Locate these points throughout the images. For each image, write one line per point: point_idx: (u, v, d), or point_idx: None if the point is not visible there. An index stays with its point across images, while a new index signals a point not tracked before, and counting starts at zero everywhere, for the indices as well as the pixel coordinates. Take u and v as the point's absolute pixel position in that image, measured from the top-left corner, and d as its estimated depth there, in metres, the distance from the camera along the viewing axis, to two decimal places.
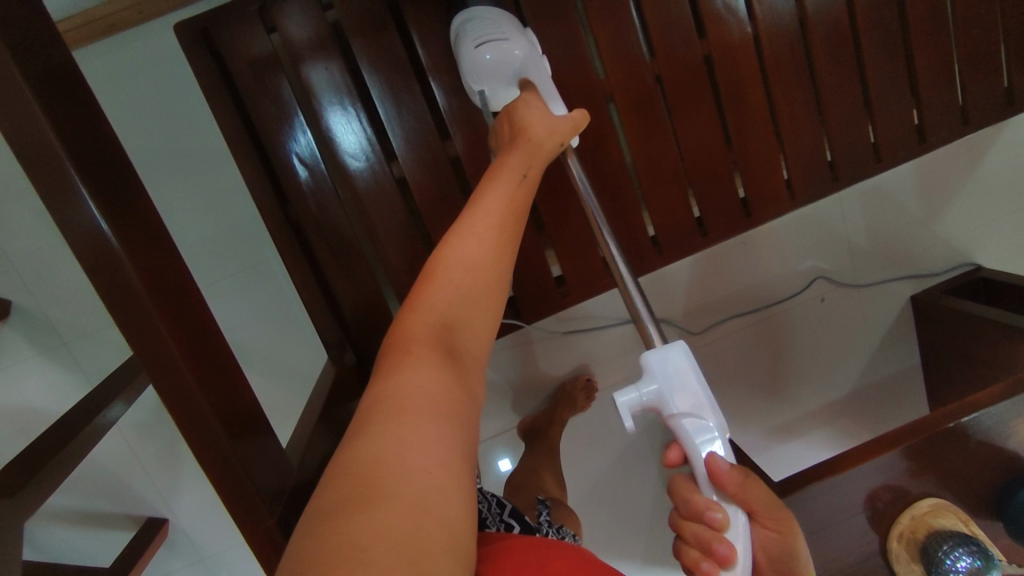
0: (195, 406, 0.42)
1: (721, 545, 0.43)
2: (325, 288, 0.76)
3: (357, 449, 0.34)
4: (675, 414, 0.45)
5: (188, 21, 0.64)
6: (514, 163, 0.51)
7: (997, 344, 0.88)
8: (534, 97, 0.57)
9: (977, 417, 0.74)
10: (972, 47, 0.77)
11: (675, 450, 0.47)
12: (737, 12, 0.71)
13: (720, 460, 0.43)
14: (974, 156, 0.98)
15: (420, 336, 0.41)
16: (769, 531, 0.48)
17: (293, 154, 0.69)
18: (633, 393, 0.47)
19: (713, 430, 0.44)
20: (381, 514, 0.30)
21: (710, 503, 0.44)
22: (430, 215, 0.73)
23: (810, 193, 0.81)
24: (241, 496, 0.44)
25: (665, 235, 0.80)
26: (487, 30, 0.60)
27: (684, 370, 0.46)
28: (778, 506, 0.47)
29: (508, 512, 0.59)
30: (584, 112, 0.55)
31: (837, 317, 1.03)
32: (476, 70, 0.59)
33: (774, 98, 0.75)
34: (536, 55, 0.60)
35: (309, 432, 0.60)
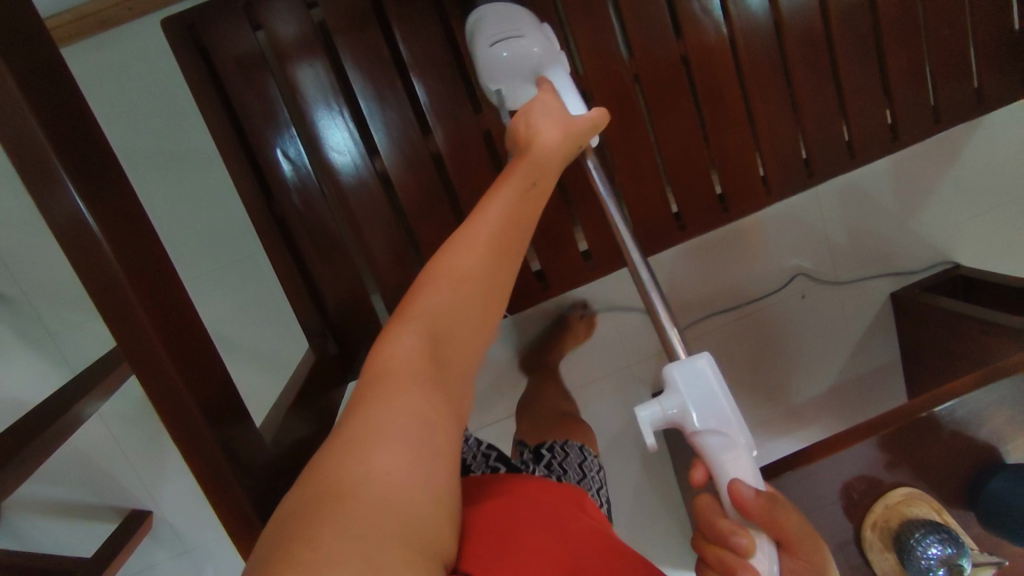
0: (166, 383, 0.42)
1: (745, 571, 0.45)
2: (307, 278, 0.77)
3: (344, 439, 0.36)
4: (697, 432, 0.46)
5: (175, 17, 0.65)
6: (528, 167, 0.51)
7: (972, 338, 0.90)
8: (551, 96, 0.56)
9: (949, 406, 0.76)
10: (943, 49, 0.80)
11: (700, 470, 0.49)
12: (712, 12, 0.73)
13: (744, 487, 0.45)
14: (949, 156, 1.01)
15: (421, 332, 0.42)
16: (797, 559, 0.46)
17: (277, 149, 0.70)
18: (657, 409, 0.47)
19: (737, 452, 0.46)
20: (349, 511, 0.32)
21: (735, 528, 0.45)
22: (412, 209, 0.74)
23: (785, 190, 0.82)
24: (220, 481, 0.45)
25: (643, 229, 0.81)
26: (504, 27, 0.61)
27: (710, 390, 0.46)
28: (808, 535, 0.46)
29: (496, 457, 0.63)
30: (604, 113, 0.55)
31: (816, 314, 1.05)
32: (491, 68, 0.61)
33: (750, 97, 0.77)
34: (554, 51, 0.60)
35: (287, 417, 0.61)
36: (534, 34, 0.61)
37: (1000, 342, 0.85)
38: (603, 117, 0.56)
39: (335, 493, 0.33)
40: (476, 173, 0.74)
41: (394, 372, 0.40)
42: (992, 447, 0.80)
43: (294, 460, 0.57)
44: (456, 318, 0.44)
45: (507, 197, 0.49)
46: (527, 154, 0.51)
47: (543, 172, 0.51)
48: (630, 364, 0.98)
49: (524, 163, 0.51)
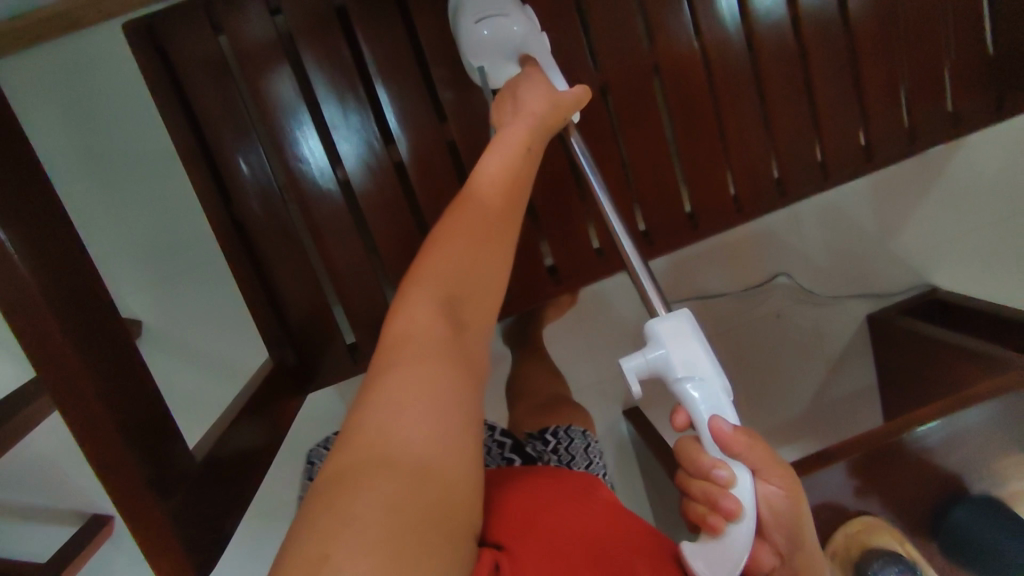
0: (75, 395, 0.38)
1: (727, 500, 0.46)
2: (268, 288, 0.75)
3: (365, 416, 0.36)
4: (678, 380, 0.46)
5: (135, 21, 0.64)
6: (520, 133, 0.52)
7: (946, 363, 0.89)
8: (536, 70, 0.59)
9: (921, 433, 0.75)
10: (918, 70, 0.79)
11: (682, 416, 0.48)
12: (683, 29, 0.73)
13: (724, 424, 0.45)
14: (929, 177, 1.00)
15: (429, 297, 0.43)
16: (774, 489, 0.48)
17: (238, 156, 0.70)
18: (640, 358, 0.46)
19: (715, 395, 0.45)
20: (376, 492, 0.32)
21: (716, 462, 0.46)
22: (374, 218, 0.73)
23: (757, 210, 0.81)
24: (137, 505, 0.41)
25: (611, 247, 0.79)
26: (487, 5, 0.62)
27: (689, 337, 0.46)
28: (780, 461, 0.47)
29: (511, 448, 0.66)
30: (587, 88, 0.57)
31: (788, 334, 1.04)
32: (474, 46, 0.62)
33: (722, 113, 0.77)
34: (535, 32, 0.61)
35: (233, 427, 0.60)
36: (518, 14, 0.62)
37: (973, 369, 0.84)
38: (584, 92, 0.59)
39: (358, 465, 0.34)
40: (441, 186, 0.74)
41: (409, 339, 0.40)
42: (958, 476, 0.79)
43: (236, 470, 0.56)
44: (464, 282, 0.44)
45: (499, 159, 0.50)
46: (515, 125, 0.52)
47: (535, 136, 0.52)
48: (600, 379, 1.00)
49: (516, 129, 0.52)
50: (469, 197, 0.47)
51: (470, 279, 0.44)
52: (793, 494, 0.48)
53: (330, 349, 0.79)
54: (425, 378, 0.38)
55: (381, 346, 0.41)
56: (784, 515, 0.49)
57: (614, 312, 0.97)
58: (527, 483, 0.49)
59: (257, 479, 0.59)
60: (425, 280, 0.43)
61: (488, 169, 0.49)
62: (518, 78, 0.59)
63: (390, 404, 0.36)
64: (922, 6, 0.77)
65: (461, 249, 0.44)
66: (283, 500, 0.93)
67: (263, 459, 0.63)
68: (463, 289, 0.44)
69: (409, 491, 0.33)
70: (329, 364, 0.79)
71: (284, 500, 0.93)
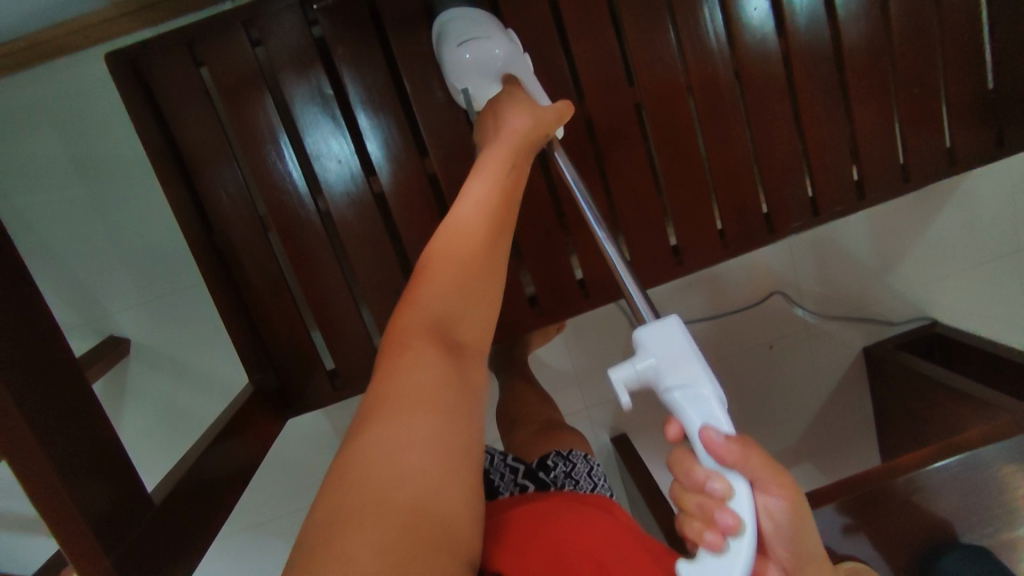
0: (19, 446, 0.38)
1: (723, 514, 0.39)
2: (248, 316, 0.74)
3: (358, 445, 0.36)
4: (667, 389, 0.41)
5: (116, 52, 0.65)
6: (499, 157, 0.52)
7: (942, 405, 0.87)
8: (517, 89, 0.60)
9: (924, 474, 0.73)
10: (914, 106, 0.77)
11: (674, 426, 0.43)
12: (668, 64, 0.72)
13: (715, 431, 0.39)
14: (929, 210, 0.97)
15: (413, 331, 0.42)
16: (775, 501, 0.42)
17: (219, 184, 0.70)
18: (626, 366, 0.41)
19: (708, 399, 0.40)
20: (375, 517, 0.31)
21: (710, 473, 0.40)
22: (354, 247, 0.73)
23: (745, 244, 0.80)
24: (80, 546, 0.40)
25: (595, 279, 0.78)
26: (469, 29, 0.63)
27: (678, 340, 0.41)
28: (783, 472, 0.41)
29: (522, 474, 0.61)
30: (569, 103, 0.58)
31: (782, 365, 1.02)
32: (457, 69, 0.63)
33: (708, 146, 0.76)
34: (517, 54, 0.63)
35: (206, 448, 0.59)
36: (499, 38, 0.64)
37: (971, 412, 0.82)
38: (568, 107, 0.59)
39: (347, 505, 0.32)
40: (421, 217, 0.73)
41: (400, 367, 0.40)
42: (947, 523, 0.77)
43: (209, 499, 0.56)
44: (450, 309, 0.44)
45: (479, 184, 0.50)
46: (495, 148, 0.53)
47: (514, 158, 0.52)
48: (588, 407, 0.98)
49: (494, 153, 0.53)
50: (448, 228, 0.48)
51: (455, 308, 0.44)
52: (798, 506, 0.42)
53: (310, 379, 0.77)
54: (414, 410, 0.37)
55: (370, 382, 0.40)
56: (788, 530, 0.43)
57: (603, 339, 0.96)
58: (526, 509, 0.49)
59: (231, 506, 0.59)
60: (411, 311, 0.43)
61: (468, 195, 0.49)
62: (497, 100, 0.59)
63: (378, 440, 0.35)
64: (917, 41, 0.75)
65: (445, 277, 0.45)
66: (267, 517, 0.94)
67: (240, 487, 0.62)
68: (451, 316, 0.44)
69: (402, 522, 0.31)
70: (309, 392, 0.77)
71: (268, 517, 0.94)
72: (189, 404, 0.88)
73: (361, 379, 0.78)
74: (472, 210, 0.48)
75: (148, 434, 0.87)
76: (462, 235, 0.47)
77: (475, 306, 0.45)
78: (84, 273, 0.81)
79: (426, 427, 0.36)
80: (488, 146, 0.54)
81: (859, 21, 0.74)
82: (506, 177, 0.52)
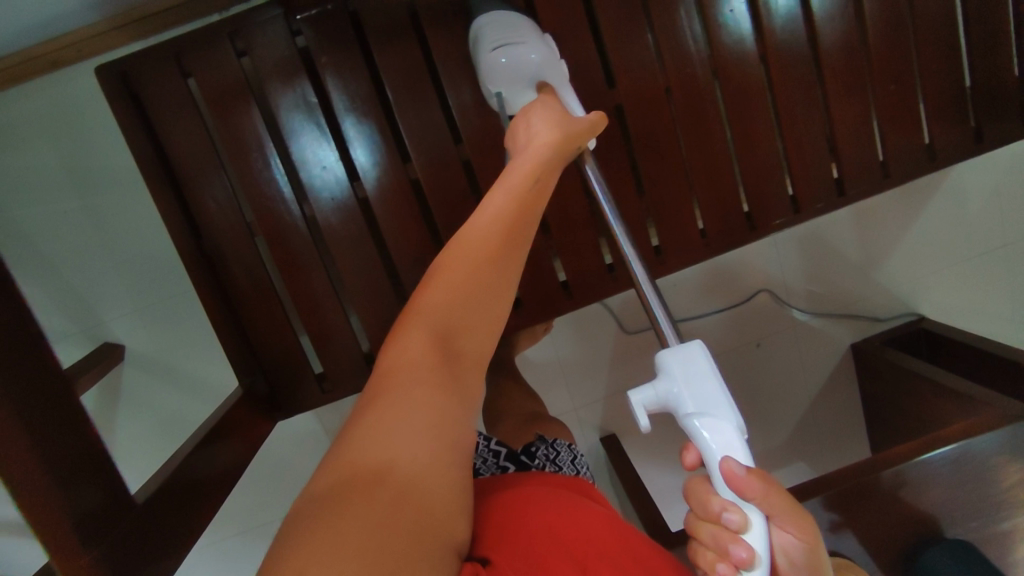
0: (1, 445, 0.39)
1: (736, 546, 0.41)
2: (237, 320, 0.76)
3: (355, 439, 0.39)
4: (686, 416, 0.43)
5: (105, 66, 0.67)
6: (528, 165, 0.50)
7: (927, 399, 0.87)
8: (552, 99, 0.57)
9: (907, 469, 0.74)
10: (892, 104, 0.78)
11: (692, 453, 0.44)
12: (647, 67, 0.73)
13: (735, 464, 0.40)
14: (914, 207, 0.98)
15: (417, 333, 0.44)
16: (789, 535, 0.43)
17: (207, 193, 0.72)
18: (649, 391, 0.44)
19: (727, 431, 0.42)
20: (359, 508, 0.35)
21: (726, 504, 0.42)
22: (339, 251, 0.75)
23: (727, 243, 0.81)
24: (62, 542, 0.41)
25: (578, 280, 0.79)
26: (504, 33, 0.62)
27: (700, 369, 0.43)
28: (799, 507, 0.42)
29: (504, 456, 0.62)
30: (603, 116, 0.56)
31: (770, 363, 1.02)
32: (493, 73, 0.62)
33: (688, 147, 0.77)
34: (554, 59, 0.61)
35: (192, 451, 0.61)
36: (536, 43, 0.61)
37: (955, 406, 0.83)
38: (602, 120, 0.57)
39: (346, 486, 0.37)
40: (405, 221, 0.75)
41: (402, 371, 0.42)
42: (932, 517, 0.77)
43: (193, 499, 0.57)
44: (454, 318, 0.45)
45: (503, 191, 0.49)
46: (525, 156, 0.51)
47: (544, 168, 0.50)
48: (577, 408, 1.00)
49: (523, 162, 0.51)
50: (465, 231, 0.48)
51: (461, 316, 0.45)
52: (813, 543, 0.43)
53: (298, 382, 0.78)
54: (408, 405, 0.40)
55: (372, 377, 0.44)
56: (805, 569, 0.43)
57: (590, 339, 0.97)
58: (505, 495, 0.50)
59: (217, 505, 0.61)
60: (417, 317, 0.45)
61: (489, 200, 0.49)
62: (530, 107, 0.57)
63: (366, 435, 0.39)
64: (892, 40, 0.76)
65: (453, 284, 0.45)
66: (259, 519, 0.96)
67: (227, 486, 0.64)
68: (456, 323, 0.44)
69: (383, 511, 0.36)
70: (297, 396, 0.79)
71: (260, 517, 0.95)
72: (179, 407, 0.89)
73: (349, 382, 0.79)
74: (490, 215, 0.48)
75: (141, 437, 0.89)
76: (475, 241, 0.47)
77: (485, 306, 0.46)
78: (79, 280, 0.83)
79: (419, 422, 0.40)
80: (517, 156, 0.52)
81: (835, 21, 0.75)
82: (534, 190, 0.50)
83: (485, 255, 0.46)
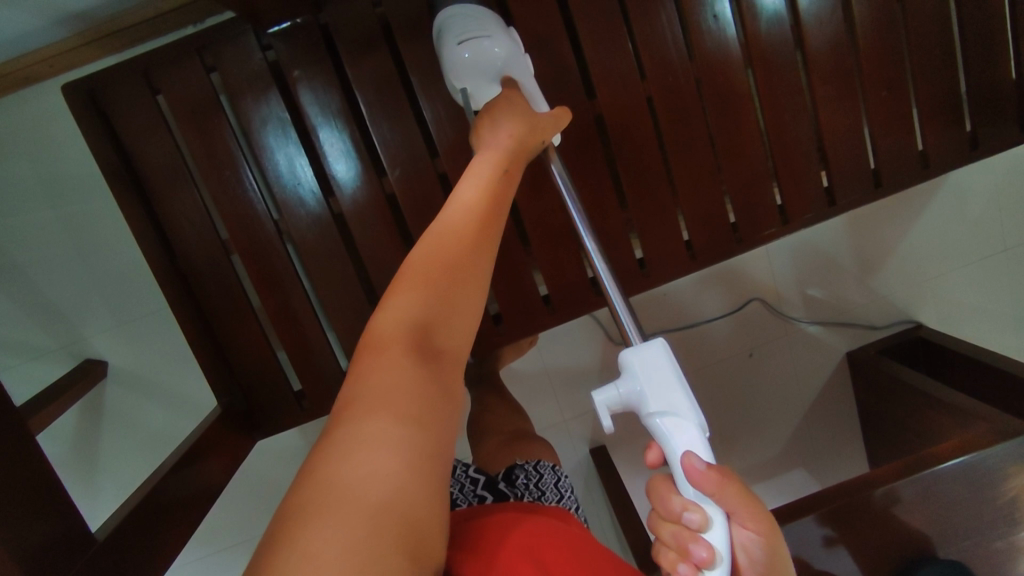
0: None
1: (696, 546, 0.39)
2: (213, 338, 0.74)
3: (330, 446, 0.34)
4: (649, 415, 0.41)
5: (72, 84, 0.66)
6: (494, 159, 0.48)
7: (923, 412, 0.85)
8: (514, 93, 0.54)
9: (902, 486, 0.71)
10: (884, 111, 0.75)
11: (655, 451, 0.43)
12: (628, 76, 0.71)
13: (695, 459, 0.39)
14: (911, 212, 0.96)
15: (390, 339, 0.39)
16: (748, 531, 0.40)
17: (179, 210, 0.71)
18: (613, 391, 0.42)
19: (689, 426, 0.40)
20: (344, 520, 0.30)
21: (687, 503, 0.40)
22: (316, 268, 0.74)
23: (713, 255, 0.79)
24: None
25: (560, 294, 0.78)
26: (469, 27, 0.59)
27: (664, 367, 0.42)
28: (758, 502, 0.40)
29: (482, 485, 0.60)
30: (566, 109, 0.55)
31: (763, 373, 1.00)
32: (456, 67, 0.58)
33: (670, 157, 0.75)
34: (518, 54, 0.59)
35: (163, 477, 0.60)
36: (500, 37, 0.59)
37: (952, 420, 0.81)
38: (564, 113, 0.56)
39: (326, 497, 0.31)
40: (382, 238, 0.73)
41: (380, 372, 0.37)
42: (927, 535, 0.75)
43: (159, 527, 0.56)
44: (431, 316, 0.40)
45: (473, 185, 0.46)
46: (488, 151, 0.48)
47: (511, 165, 0.48)
48: (566, 420, 0.98)
49: (488, 156, 0.48)
50: (438, 226, 0.44)
51: (438, 314, 0.41)
52: (772, 539, 0.41)
53: (278, 399, 0.77)
54: (390, 411, 0.35)
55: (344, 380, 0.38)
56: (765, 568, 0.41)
57: (578, 351, 0.96)
58: (481, 516, 0.50)
59: (189, 529, 0.60)
60: (392, 316, 0.40)
61: (460, 194, 0.46)
62: (497, 100, 0.54)
63: (345, 441, 0.34)
64: (884, 46, 0.73)
65: (429, 279, 0.41)
66: (242, 533, 0.95)
67: (201, 508, 0.63)
68: (434, 321, 0.40)
69: (381, 538, 0.31)
70: (275, 413, 0.78)
71: (245, 530, 0.95)
72: (159, 422, 0.88)
73: (328, 399, 0.78)
74: (463, 210, 0.45)
75: (123, 453, 0.88)
76: (450, 236, 0.43)
77: (461, 305, 0.42)
78: (59, 296, 0.82)
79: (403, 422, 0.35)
80: (481, 149, 0.49)
81: (824, 26, 0.72)
82: (501, 188, 0.47)
83: (461, 251, 0.43)
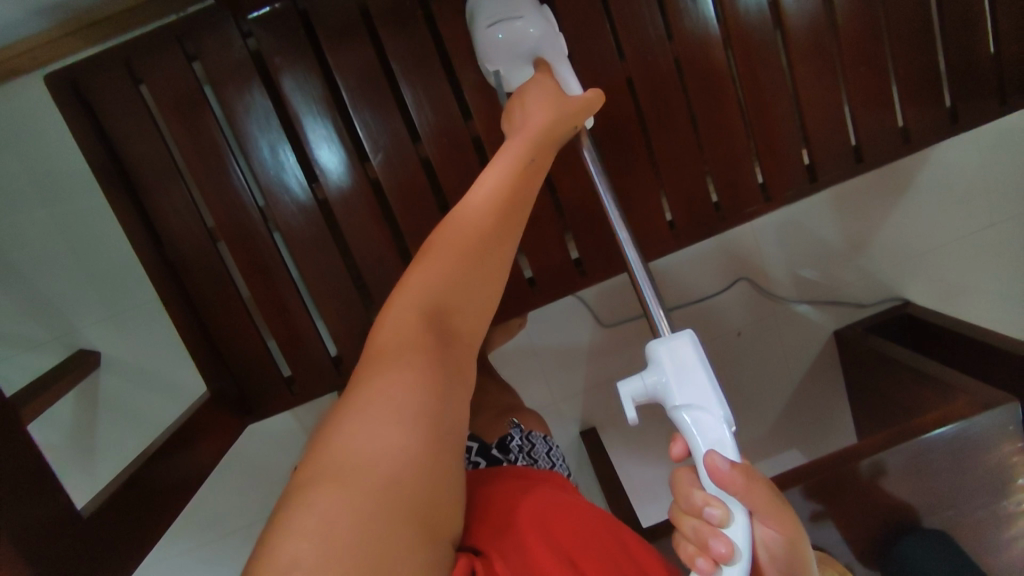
0: None
1: (716, 541, 0.38)
2: (202, 323, 0.75)
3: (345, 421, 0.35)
4: (675, 407, 0.40)
5: (55, 75, 0.67)
6: (521, 142, 0.47)
7: (907, 385, 0.86)
8: (547, 78, 0.55)
9: (879, 460, 0.73)
10: (864, 88, 0.76)
11: (680, 445, 0.42)
12: (608, 59, 0.72)
13: (720, 458, 0.38)
14: (895, 189, 0.96)
15: (406, 319, 0.39)
16: (770, 530, 0.40)
17: (164, 198, 0.71)
18: (637, 381, 0.42)
19: (715, 422, 0.39)
20: (359, 494, 0.31)
21: (708, 498, 0.39)
22: (301, 253, 0.74)
23: (696, 235, 0.80)
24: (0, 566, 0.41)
25: (544, 275, 0.79)
26: (502, 7, 0.59)
27: (692, 362, 0.41)
28: (780, 502, 0.40)
29: (477, 451, 0.61)
30: (600, 93, 0.52)
31: (752, 351, 1.01)
32: (491, 50, 0.60)
33: (652, 136, 0.75)
34: (552, 34, 0.59)
35: (146, 459, 0.60)
36: (533, 16, 0.59)
37: (935, 393, 0.82)
38: (597, 98, 0.53)
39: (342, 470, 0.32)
40: (366, 220, 0.74)
41: (393, 351, 0.38)
42: (910, 508, 0.76)
43: (144, 509, 0.57)
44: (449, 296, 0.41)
45: (499, 165, 0.46)
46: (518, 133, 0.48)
47: (538, 147, 0.47)
48: (556, 401, 0.99)
49: (518, 139, 0.48)
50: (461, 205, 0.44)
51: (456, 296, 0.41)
52: (795, 539, 0.40)
53: (267, 384, 0.78)
54: (409, 386, 0.36)
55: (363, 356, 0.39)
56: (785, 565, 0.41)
57: (566, 333, 0.96)
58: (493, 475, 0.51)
59: (179, 510, 0.61)
60: (411, 293, 0.41)
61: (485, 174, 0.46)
62: (528, 87, 0.54)
63: (361, 416, 0.35)
64: (864, 24, 0.74)
65: (449, 260, 0.42)
66: (234, 517, 0.97)
67: (191, 491, 0.64)
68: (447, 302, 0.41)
69: (398, 512, 0.32)
70: (264, 397, 0.79)
71: (239, 516, 0.97)
72: (153, 408, 0.89)
73: (316, 383, 0.79)
74: (486, 190, 0.44)
75: (118, 440, 0.89)
76: (472, 217, 0.43)
77: (474, 291, 0.42)
78: (50, 290, 0.83)
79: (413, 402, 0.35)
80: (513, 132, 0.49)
81: (803, 5, 0.72)
82: (528, 168, 0.46)
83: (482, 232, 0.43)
